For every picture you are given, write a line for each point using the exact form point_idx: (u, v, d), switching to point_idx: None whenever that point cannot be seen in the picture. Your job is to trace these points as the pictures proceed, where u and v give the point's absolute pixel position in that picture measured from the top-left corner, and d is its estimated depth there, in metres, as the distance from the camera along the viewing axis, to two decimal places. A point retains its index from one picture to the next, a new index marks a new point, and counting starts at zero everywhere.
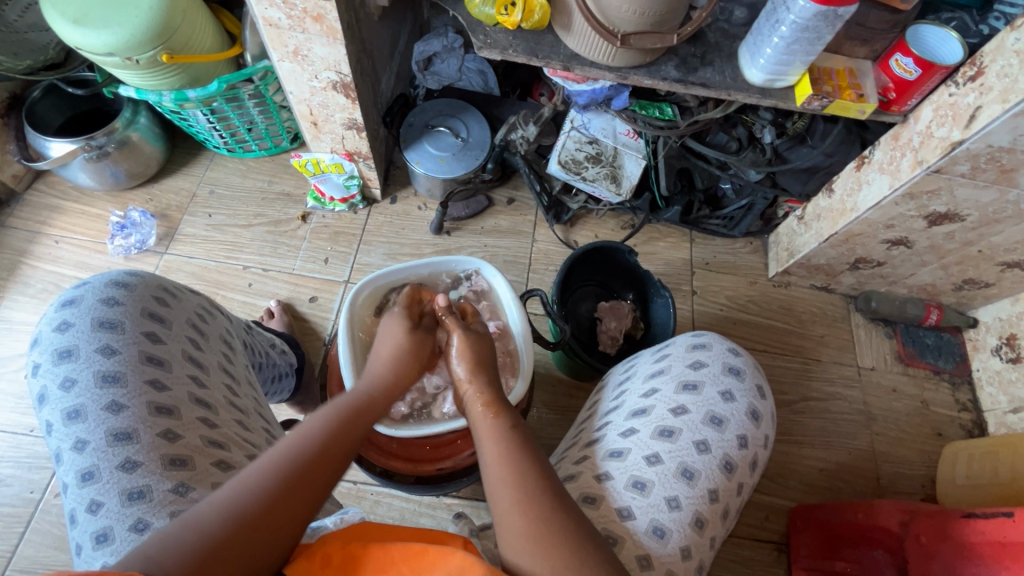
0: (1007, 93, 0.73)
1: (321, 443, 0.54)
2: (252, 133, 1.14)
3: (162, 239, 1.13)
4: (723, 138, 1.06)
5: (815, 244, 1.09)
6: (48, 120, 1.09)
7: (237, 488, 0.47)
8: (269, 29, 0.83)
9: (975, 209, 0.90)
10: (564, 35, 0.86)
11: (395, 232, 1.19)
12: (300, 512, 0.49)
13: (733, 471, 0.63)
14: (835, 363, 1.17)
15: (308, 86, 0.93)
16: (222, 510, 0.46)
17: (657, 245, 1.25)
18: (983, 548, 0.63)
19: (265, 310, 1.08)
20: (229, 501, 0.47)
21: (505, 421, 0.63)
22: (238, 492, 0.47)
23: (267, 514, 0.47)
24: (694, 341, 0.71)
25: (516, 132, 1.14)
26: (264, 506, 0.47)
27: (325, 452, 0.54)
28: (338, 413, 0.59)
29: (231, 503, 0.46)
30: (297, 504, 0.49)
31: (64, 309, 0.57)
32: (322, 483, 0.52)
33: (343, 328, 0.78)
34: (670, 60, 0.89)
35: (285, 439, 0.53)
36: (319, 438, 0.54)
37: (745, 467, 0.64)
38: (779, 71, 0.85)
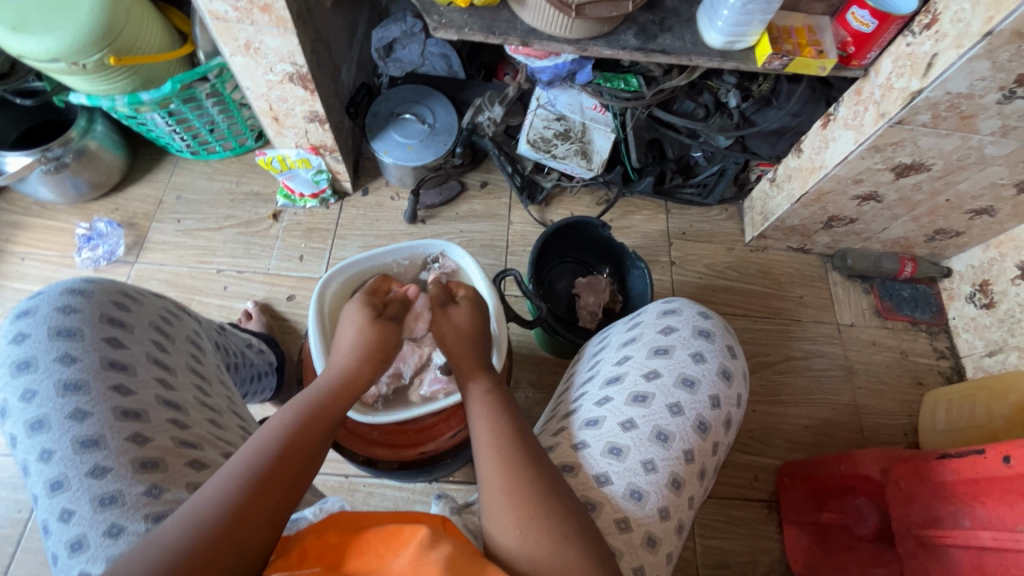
0: (961, 38, 0.73)
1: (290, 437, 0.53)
2: (215, 133, 1.12)
3: (131, 249, 1.11)
4: (689, 106, 1.06)
5: (787, 206, 1.10)
6: (1, 134, 1.06)
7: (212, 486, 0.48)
8: (217, 23, 0.80)
9: (939, 157, 0.91)
10: (520, 9, 0.84)
11: (369, 224, 1.17)
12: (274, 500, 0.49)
13: (707, 430, 0.64)
14: (815, 321, 1.19)
15: (265, 80, 0.91)
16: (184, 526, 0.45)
17: (633, 218, 1.25)
18: (957, 486, 0.65)
19: (242, 311, 1.06)
20: (190, 519, 0.46)
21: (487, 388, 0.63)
22: (198, 509, 0.47)
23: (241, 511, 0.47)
24: (664, 308, 0.71)
25: (483, 115, 1.12)
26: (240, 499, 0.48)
27: (285, 455, 0.52)
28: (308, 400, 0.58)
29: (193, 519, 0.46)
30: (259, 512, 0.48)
31: (19, 320, 0.56)
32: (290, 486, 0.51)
33: (313, 310, 0.77)
34: (628, 29, 0.88)
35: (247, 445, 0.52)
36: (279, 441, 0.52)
37: (720, 426, 0.65)
38: (738, 32, 0.84)
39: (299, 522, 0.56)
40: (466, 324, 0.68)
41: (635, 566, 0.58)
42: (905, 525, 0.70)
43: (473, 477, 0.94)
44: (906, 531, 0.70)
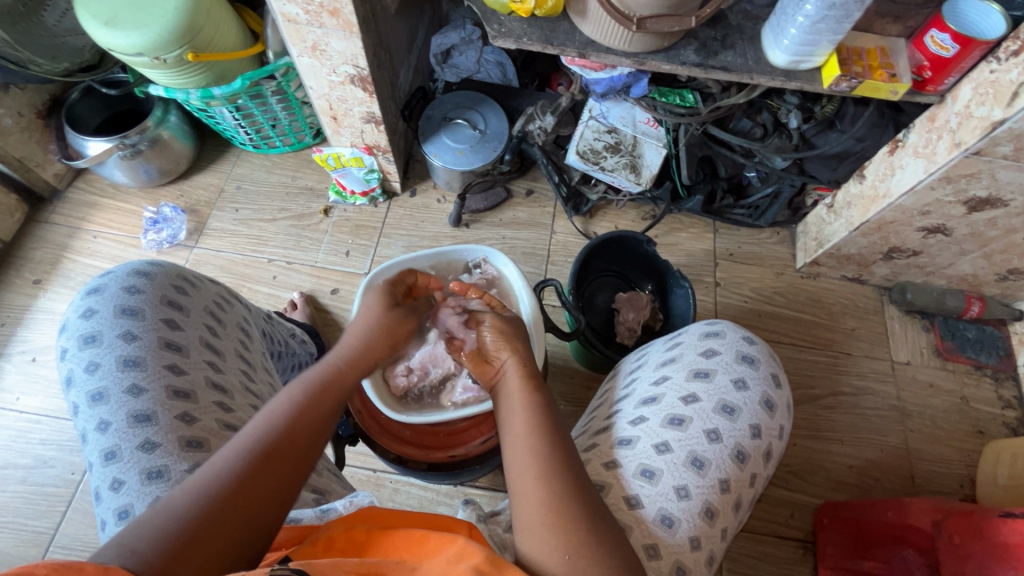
0: None
1: (285, 427, 0.53)
2: (276, 129, 1.17)
3: (192, 234, 1.17)
4: (747, 124, 1.03)
5: (845, 234, 1.05)
6: (86, 120, 1.14)
7: (205, 474, 0.48)
8: (288, 25, 0.84)
9: (1019, 192, 0.85)
10: (580, 21, 0.84)
11: (415, 225, 1.20)
12: (265, 494, 0.50)
13: (746, 461, 0.61)
14: (867, 356, 1.13)
15: (328, 81, 0.94)
16: (192, 495, 0.47)
17: (679, 236, 1.22)
18: (1018, 551, 0.60)
19: (288, 301, 1.10)
20: (192, 498, 0.47)
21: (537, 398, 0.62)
22: (207, 478, 0.48)
23: (235, 504, 0.48)
24: (706, 329, 0.70)
25: (534, 123, 1.13)
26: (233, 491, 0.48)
27: (280, 447, 0.52)
28: (304, 389, 0.57)
29: (202, 489, 0.48)
30: (263, 489, 0.50)
31: (90, 297, 0.59)
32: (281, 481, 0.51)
33: (355, 306, 0.79)
34: (688, 45, 0.86)
35: (257, 417, 0.54)
36: (285, 415, 0.54)
37: (759, 457, 0.62)
38: (804, 52, 0.82)
39: (329, 512, 0.57)
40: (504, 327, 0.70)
41: None
42: None
43: (499, 485, 0.94)
44: None
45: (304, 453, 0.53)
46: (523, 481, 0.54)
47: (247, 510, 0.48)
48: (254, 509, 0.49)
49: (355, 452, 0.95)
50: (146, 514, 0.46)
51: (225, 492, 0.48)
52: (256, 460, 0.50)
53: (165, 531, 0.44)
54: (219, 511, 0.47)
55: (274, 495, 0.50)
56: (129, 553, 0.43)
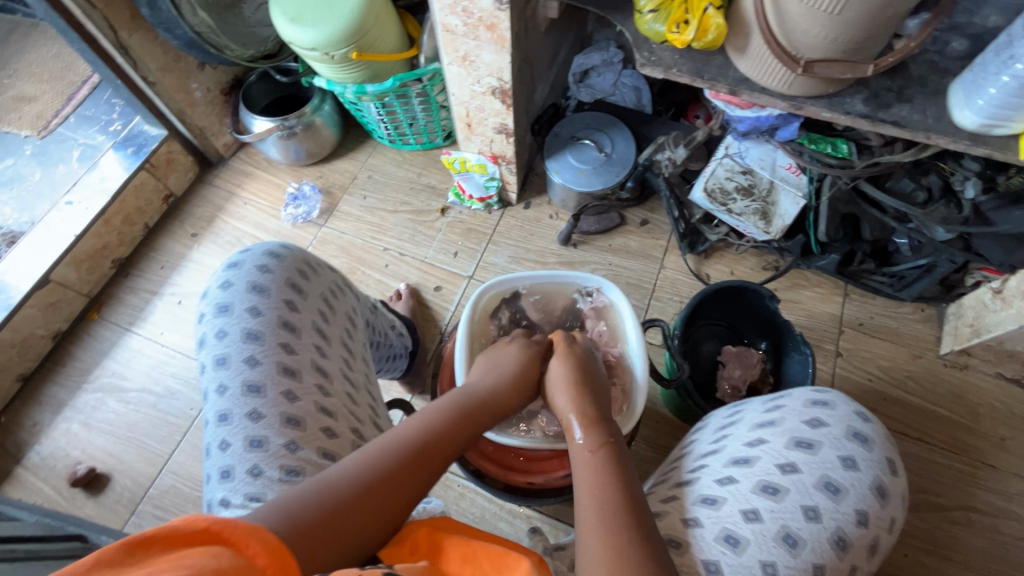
0: None
1: (425, 445, 0.55)
2: (413, 128, 1.24)
3: (323, 213, 1.28)
4: (908, 186, 0.92)
5: (1013, 327, 0.90)
6: (257, 100, 1.28)
7: (351, 466, 0.50)
8: (445, 35, 0.88)
9: None
10: (736, 57, 0.80)
11: (523, 237, 1.21)
12: (395, 503, 0.50)
13: (847, 550, 0.54)
14: (1014, 474, 0.96)
15: (470, 90, 0.98)
16: (353, 478, 0.49)
17: (802, 293, 1.12)
18: None
19: (395, 291, 1.16)
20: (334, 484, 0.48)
21: (596, 439, 0.59)
22: (365, 465, 0.50)
23: (369, 502, 0.49)
24: (813, 397, 0.63)
25: (663, 153, 1.09)
26: (371, 488, 0.49)
27: (418, 463, 0.53)
28: (446, 414, 0.59)
29: (359, 474, 0.50)
30: (406, 492, 0.51)
31: (229, 270, 0.66)
32: (410, 496, 0.52)
33: (466, 310, 0.82)
34: (856, 92, 0.79)
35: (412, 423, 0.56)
36: (428, 433, 0.56)
37: (862, 548, 0.55)
38: (1000, 116, 0.71)
39: (404, 513, 0.58)
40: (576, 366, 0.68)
41: None
42: None
43: (563, 516, 0.91)
44: None
45: (440, 470, 0.55)
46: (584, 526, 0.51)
47: (387, 507, 0.50)
48: (380, 515, 0.49)
49: None
50: (293, 489, 0.47)
51: (364, 487, 0.49)
52: (396, 467, 0.52)
53: (321, 504, 0.46)
54: (355, 504, 0.48)
55: (400, 504, 0.51)
56: (276, 522, 0.43)
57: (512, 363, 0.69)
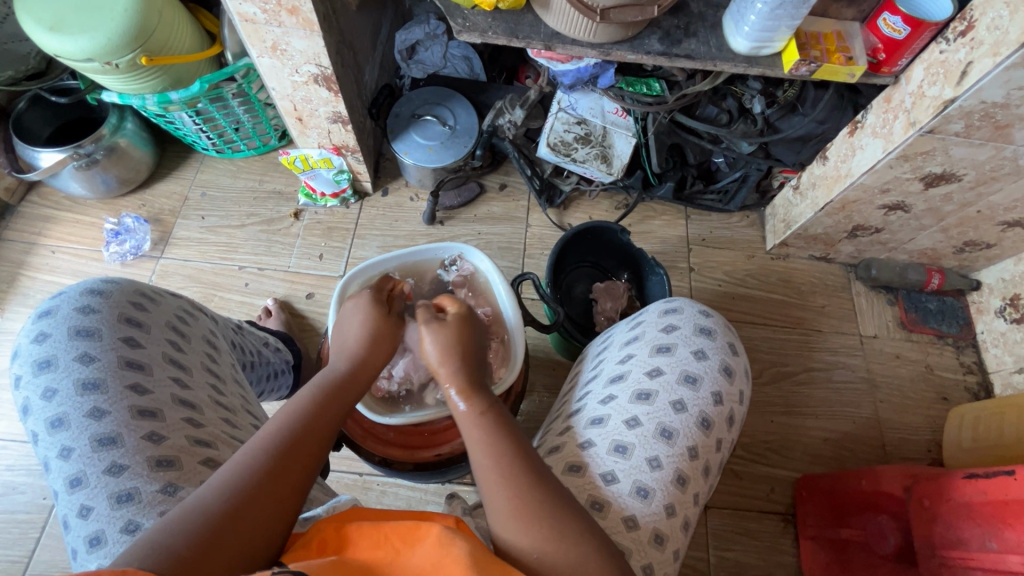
0: (998, 46, 0.71)
1: (303, 425, 0.55)
2: (240, 133, 1.13)
3: (156, 244, 1.14)
4: (713, 111, 1.05)
5: (811, 214, 1.08)
6: (36, 131, 1.09)
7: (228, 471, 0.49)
8: (245, 25, 0.82)
9: (971, 167, 0.89)
10: (543, 13, 0.84)
11: (389, 225, 1.18)
12: (289, 489, 0.51)
13: (711, 427, 0.63)
14: (836, 332, 1.17)
15: (290, 81, 0.92)
16: (226, 489, 0.48)
17: (652, 223, 1.24)
18: (984, 508, 0.63)
19: (263, 308, 1.08)
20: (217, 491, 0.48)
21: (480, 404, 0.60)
22: (233, 475, 0.49)
23: (260, 498, 0.48)
24: (665, 307, 0.71)
25: (504, 117, 1.13)
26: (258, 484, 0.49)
27: (301, 446, 0.53)
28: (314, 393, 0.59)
29: (228, 486, 0.48)
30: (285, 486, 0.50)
31: (41, 320, 0.57)
32: (303, 477, 0.52)
33: (333, 303, 0.78)
34: (652, 34, 0.87)
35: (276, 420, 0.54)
36: (301, 415, 0.55)
37: (723, 422, 0.64)
38: (764, 38, 0.83)
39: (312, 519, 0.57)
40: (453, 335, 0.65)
41: (646, 568, 0.57)
42: (929, 545, 0.68)
43: None
44: (930, 551, 0.68)
45: (317, 454, 0.54)
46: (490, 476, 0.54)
47: (269, 505, 0.49)
48: (278, 505, 0.49)
49: (340, 457, 0.95)
50: (173, 513, 0.46)
51: (250, 485, 0.49)
52: (278, 456, 0.51)
53: (194, 524, 0.45)
54: (245, 505, 0.48)
55: (296, 488, 0.51)
56: (159, 548, 0.43)
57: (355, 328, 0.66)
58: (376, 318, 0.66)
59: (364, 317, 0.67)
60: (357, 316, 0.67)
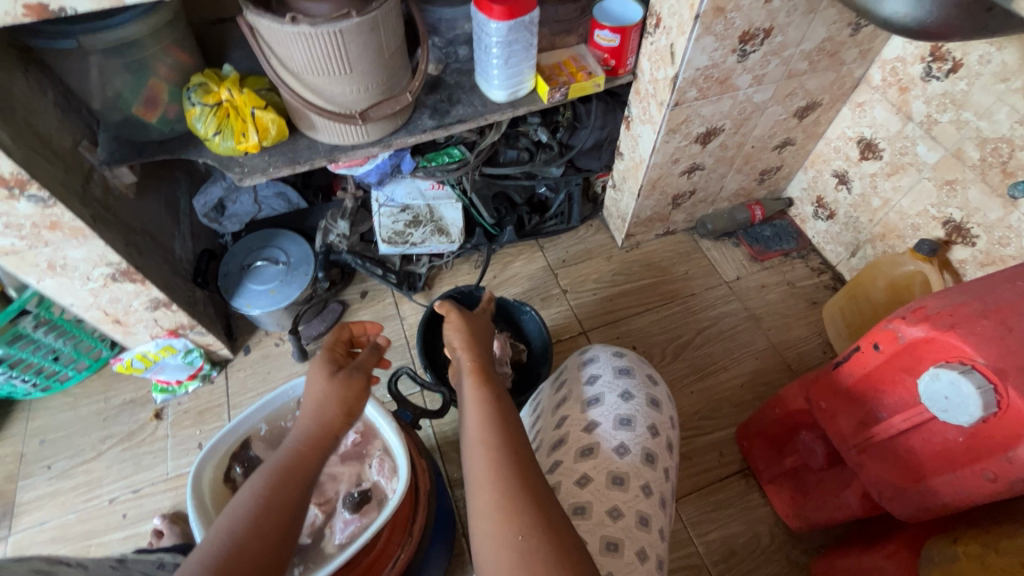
0: (682, 26, 0.85)
1: (263, 517, 0.53)
2: (61, 360, 1.03)
3: (1, 520, 0.98)
4: (512, 153, 1.14)
5: (634, 202, 1.19)
6: None
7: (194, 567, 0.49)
8: (8, 258, 0.76)
9: (726, 117, 1.04)
10: (314, 134, 0.88)
11: (262, 380, 1.12)
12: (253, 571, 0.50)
13: (655, 460, 0.65)
14: (707, 289, 1.27)
15: (86, 291, 0.86)
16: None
17: (514, 267, 1.29)
18: (861, 386, 0.68)
19: (152, 532, 0.95)
20: None
21: (486, 390, 0.65)
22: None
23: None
24: (582, 359, 0.74)
25: (332, 233, 1.15)
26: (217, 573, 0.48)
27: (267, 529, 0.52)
28: (276, 478, 0.57)
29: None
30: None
31: None
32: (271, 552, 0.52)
33: (190, 494, 0.70)
34: (421, 113, 0.94)
35: (226, 519, 0.53)
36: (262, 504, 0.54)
37: (665, 451, 0.67)
38: (514, 83, 0.94)
39: None
40: (463, 329, 0.73)
41: None
42: (840, 438, 0.72)
43: None
44: (843, 444, 0.72)
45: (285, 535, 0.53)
46: (475, 460, 0.58)
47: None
48: None
49: None
50: None
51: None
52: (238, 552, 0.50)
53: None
54: None
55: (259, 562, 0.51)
56: None
57: (311, 404, 0.64)
58: (334, 381, 0.66)
59: (318, 387, 0.66)
60: (314, 382, 0.67)
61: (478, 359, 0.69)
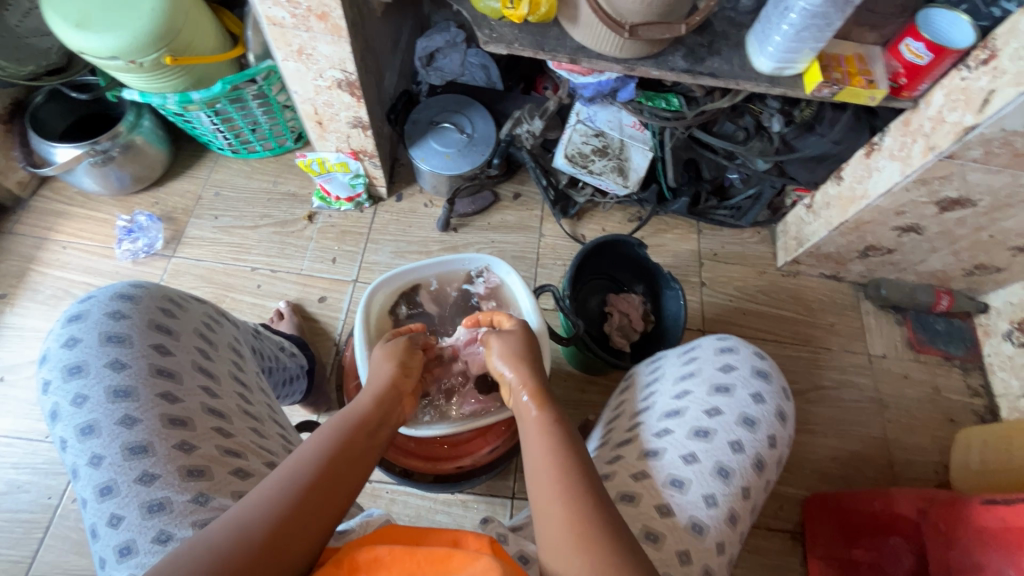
0: (1021, 76, 0.72)
1: (328, 455, 0.54)
2: (256, 133, 1.13)
3: (169, 243, 1.13)
4: (730, 128, 1.06)
5: (824, 233, 1.09)
6: (51, 125, 1.08)
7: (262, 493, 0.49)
8: (272, 29, 0.81)
9: (987, 193, 0.90)
10: (570, 27, 0.85)
11: (402, 230, 1.18)
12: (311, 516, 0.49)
13: (763, 469, 0.63)
14: (845, 351, 1.18)
15: (314, 85, 0.92)
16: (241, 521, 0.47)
17: (665, 237, 1.25)
18: (1000, 534, 0.63)
19: (275, 311, 1.07)
20: (239, 519, 0.47)
21: (547, 411, 0.60)
22: (245, 510, 0.47)
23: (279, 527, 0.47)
24: (720, 344, 0.70)
25: (522, 127, 1.12)
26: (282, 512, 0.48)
27: (332, 466, 0.53)
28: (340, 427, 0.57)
29: (239, 521, 0.46)
30: (299, 530, 0.48)
31: (71, 325, 0.58)
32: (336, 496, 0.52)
33: (360, 316, 0.79)
34: (676, 51, 0.88)
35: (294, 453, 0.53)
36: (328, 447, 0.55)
37: (774, 465, 0.64)
38: (789, 59, 0.84)
39: (347, 533, 0.56)
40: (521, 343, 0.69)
41: None
42: (945, 569, 0.68)
43: (495, 491, 0.94)
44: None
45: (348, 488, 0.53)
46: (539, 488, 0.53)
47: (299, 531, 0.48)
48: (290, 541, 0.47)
49: None
50: (183, 547, 0.44)
51: (270, 517, 0.47)
52: (300, 492, 0.50)
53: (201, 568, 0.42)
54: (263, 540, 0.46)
55: (319, 508, 0.50)
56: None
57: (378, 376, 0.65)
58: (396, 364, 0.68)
59: (381, 367, 0.68)
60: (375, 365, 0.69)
61: (533, 378, 0.64)
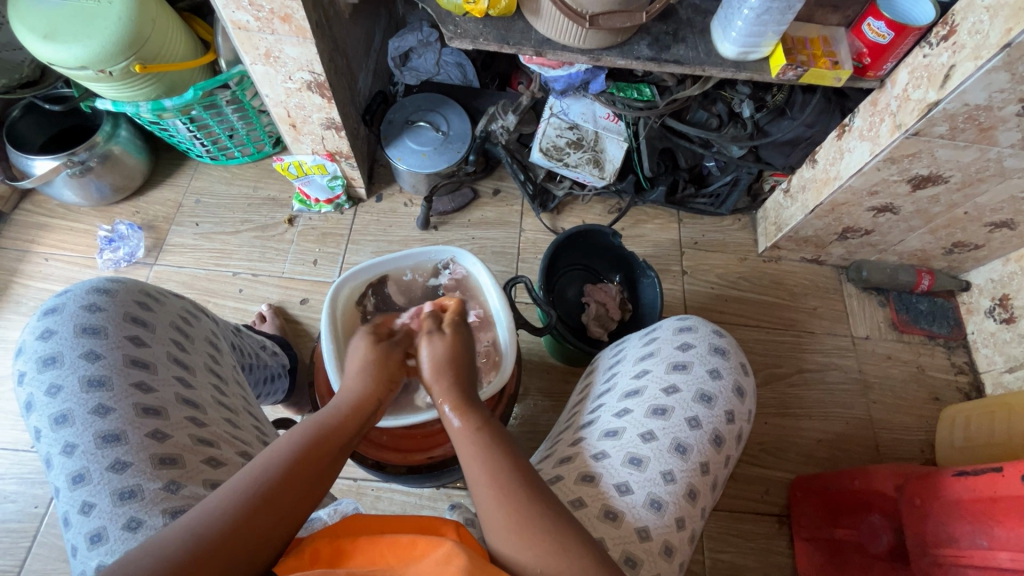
0: (979, 50, 0.73)
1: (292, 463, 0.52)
2: (234, 139, 1.14)
3: (151, 251, 1.14)
4: (703, 116, 1.06)
5: (801, 217, 1.10)
6: (30, 138, 1.10)
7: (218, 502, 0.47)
8: (238, 33, 0.82)
9: (958, 169, 0.90)
10: (534, 20, 0.85)
11: (382, 230, 1.19)
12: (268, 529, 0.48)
13: (722, 444, 0.64)
14: (828, 333, 1.18)
15: (284, 88, 0.92)
16: (194, 531, 0.45)
17: (645, 227, 1.25)
18: (972, 504, 0.63)
19: (256, 314, 1.08)
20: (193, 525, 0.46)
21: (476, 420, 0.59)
22: (201, 517, 0.46)
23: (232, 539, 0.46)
24: (679, 324, 0.71)
25: (496, 122, 1.14)
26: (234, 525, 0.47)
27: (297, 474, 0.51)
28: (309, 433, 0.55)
29: (194, 527, 0.46)
30: (253, 540, 0.47)
31: (47, 317, 0.59)
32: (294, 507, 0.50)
33: (326, 311, 0.78)
34: (641, 39, 0.89)
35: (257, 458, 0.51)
36: (292, 454, 0.52)
37: (733, 440, 0.65)
38: (752, 43, 0.85)
39: (314, 522, 0.57)
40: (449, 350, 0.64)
41: None
42: (921, 543, 0.68)
43: None
44: (921, 549, 0.68)
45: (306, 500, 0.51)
46: (489, 497, 0.52)
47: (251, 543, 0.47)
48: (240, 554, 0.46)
49: None
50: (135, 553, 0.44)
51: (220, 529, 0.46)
52: (258, 502, 0.48)
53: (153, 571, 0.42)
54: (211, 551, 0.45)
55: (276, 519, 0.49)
56: None
57: (355, 370, 0.63)
58: (379, 358, 0.64)
59: (362, 355, 0.64)
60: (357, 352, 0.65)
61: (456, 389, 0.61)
